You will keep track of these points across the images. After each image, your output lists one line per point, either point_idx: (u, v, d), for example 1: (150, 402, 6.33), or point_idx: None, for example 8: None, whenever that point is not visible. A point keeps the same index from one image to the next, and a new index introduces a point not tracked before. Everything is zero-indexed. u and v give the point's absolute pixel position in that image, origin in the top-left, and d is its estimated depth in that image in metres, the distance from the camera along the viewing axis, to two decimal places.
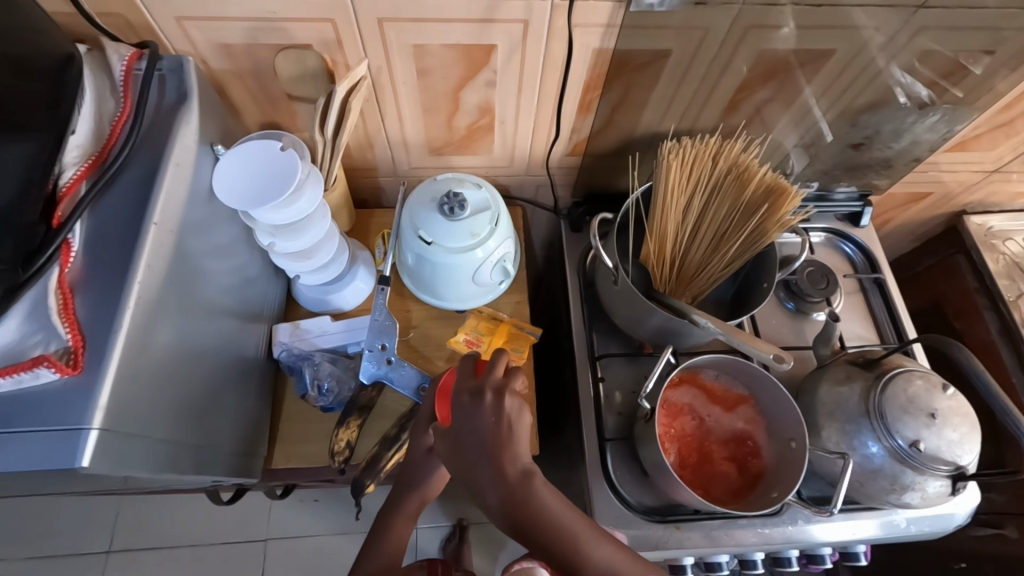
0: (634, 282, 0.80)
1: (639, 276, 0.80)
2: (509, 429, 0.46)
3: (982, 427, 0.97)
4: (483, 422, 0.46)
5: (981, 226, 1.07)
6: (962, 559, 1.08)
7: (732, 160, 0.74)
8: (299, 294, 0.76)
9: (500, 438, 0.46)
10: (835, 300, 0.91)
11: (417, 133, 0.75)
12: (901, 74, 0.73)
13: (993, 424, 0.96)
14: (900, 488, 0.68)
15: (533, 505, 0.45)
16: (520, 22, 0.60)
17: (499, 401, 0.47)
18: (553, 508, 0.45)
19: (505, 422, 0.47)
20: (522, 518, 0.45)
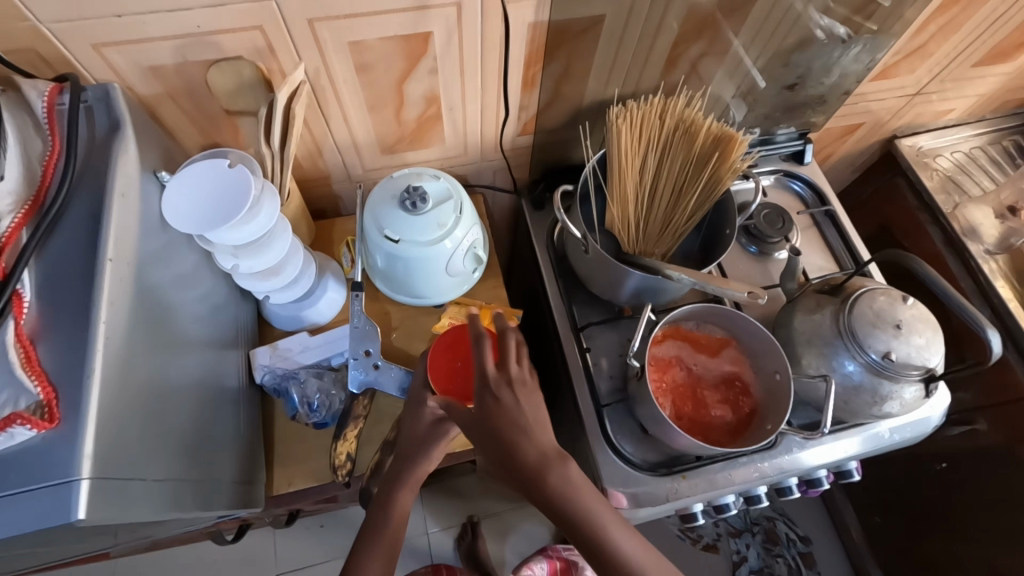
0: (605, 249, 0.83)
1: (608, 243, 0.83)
2: (536, 409, 0.57)
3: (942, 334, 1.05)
4: (521, 407, 0.56)
5: (912, 147, 1.14)
6: (943, 460, 1.18)
7: (678, 116, 0.77)
8: (271, 314, 0.74)
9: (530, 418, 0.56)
10: (792, 237, 0.95)
11: (366, 132, 0.74)
12: (819, 16, 0.77)
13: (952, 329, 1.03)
14: (881, 400, 0.72)
15: (568, 482, 0.54)
16: (452, 6, 0.59)
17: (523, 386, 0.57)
18: (587, 491, 0.55)
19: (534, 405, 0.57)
20: (562, 490, 0.54)
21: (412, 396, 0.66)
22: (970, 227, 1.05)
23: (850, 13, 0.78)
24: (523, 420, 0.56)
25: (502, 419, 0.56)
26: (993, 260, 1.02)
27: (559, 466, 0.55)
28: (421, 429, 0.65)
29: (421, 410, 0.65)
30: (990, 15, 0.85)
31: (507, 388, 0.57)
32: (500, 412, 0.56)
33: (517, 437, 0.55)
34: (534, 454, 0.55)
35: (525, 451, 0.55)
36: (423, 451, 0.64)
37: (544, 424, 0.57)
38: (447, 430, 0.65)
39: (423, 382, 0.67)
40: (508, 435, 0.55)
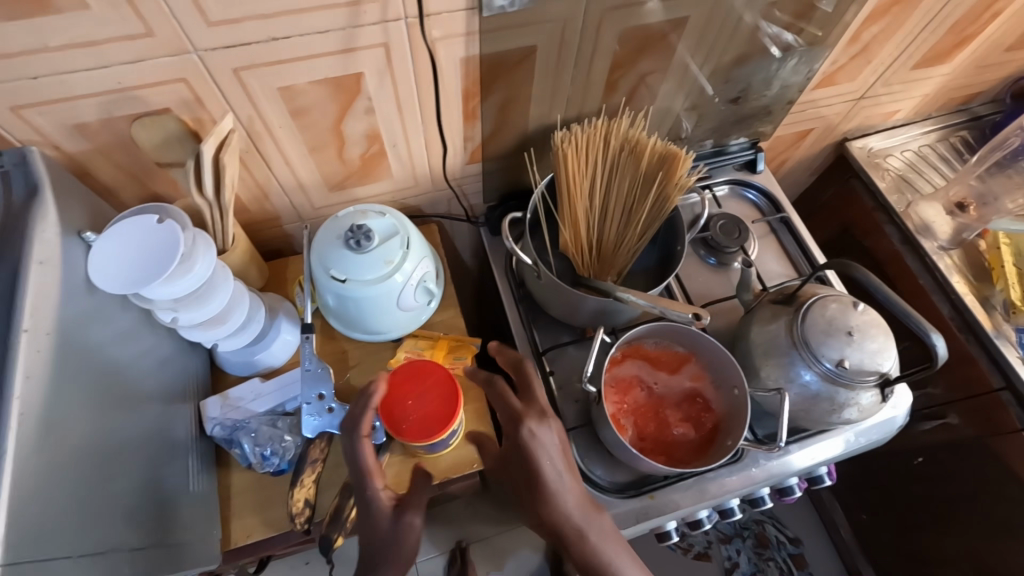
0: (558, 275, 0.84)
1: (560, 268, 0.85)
2: (548, 444, 0.61)
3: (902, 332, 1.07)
4: (540, 439, 0.61)
5: (863, 148, 1.16)
6: (919, 454, 1.18)
7: (623, 137, 0.78)
8: (224, 361, 0.73)
9: (542, 450, 0.60)
10: (750, 247, 0.96)
11: (310, 172, 0.73)
12: (767, 26, 0.77)
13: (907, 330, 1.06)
14: (839, 407, 0.73)
15: (590, 524, 0.60)
16: (381, 46, 0.59)
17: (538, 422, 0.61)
18: (606, 534, 0.61)
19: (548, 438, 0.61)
20: (559, 510, 0.60)
21: (354, 488, 0.58)
22: (923, 225, 1.06)
23: (791, 18, 0.77)
24: (557, 468, 0.60)
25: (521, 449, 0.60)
26: (947, 256, 1.04)
27: (584, 512, 0.61)
28: (377, 538, 0.55)
29: (371, 506, 0.57)
30: (921, 20, 0.87)
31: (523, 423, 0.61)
32: (535, 458, 0.60)
33: (552, 485, 0.60)
34: (567, 497, 0.60)
35: (556, 494, 0.60)
36: (389, 557, 0.54)
37: (557, 455, 0.61)
38: (407, 520, 0.56)
39: (360, 472, 0.58)
40: (541, 482, 0.60)
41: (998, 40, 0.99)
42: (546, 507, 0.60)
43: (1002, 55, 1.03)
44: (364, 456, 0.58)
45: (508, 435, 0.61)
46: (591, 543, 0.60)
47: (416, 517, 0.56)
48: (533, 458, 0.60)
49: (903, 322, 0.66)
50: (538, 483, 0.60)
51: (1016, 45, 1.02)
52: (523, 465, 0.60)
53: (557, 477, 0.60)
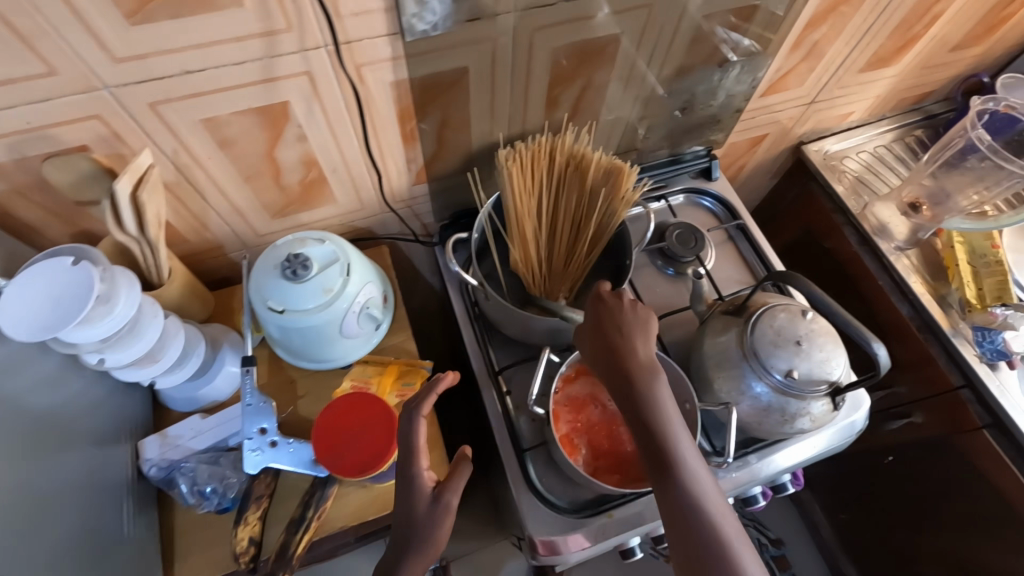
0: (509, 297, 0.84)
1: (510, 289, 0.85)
2: (643, 322, 0.64)
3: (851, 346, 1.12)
4: (631, 317, 0.64)
5: (818, 151, 1.16)
6: (889, 453, 1.18)
7: (567, 152, 0.77)
8: (166, 398, 0.72)
9: (631, 327, 0.64)
10: (707, 255, 0.96)
11: (247, 200, 0.72)
12: (726, 31, 0.77)
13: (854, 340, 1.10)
14: (791, 418, 0.72)
15: (655, 384, 0.60)
16: (303, 74, 0.58)
17: (630, 308, 0.65)
18: (670, 401, 0.60)
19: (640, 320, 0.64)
20: (646, 385, 0.60)
21: (397, 468, 0.56)
22: (880, 226, 1.06)
23: (728, 27, 0.77)
24: (637, 324, 0.64)
25: (609, 323, 0.64)
26: (905, 256, 1.05)
27: (656, 371, 0.61)
28: (414, 518, 0.54)
29: (413, 485, 0.55)
30: (860, 24, 0.88)
31: (615, 304, 0.65)
32: (613, 310, 0.65)
33: (637, 358, 0.61)
34: (642, 353, 0.62)
35: (628, 347, 0.62)
36: (427, 537, 0.54)
37: (648, 338, 0.63)
38: (445, 502, 0.55)
39: (408, 452, 0.56)
40: (614, 335, 0.63)
41: (941, 41, 1.00)
42: (619, 357, 0.62)
43: (947, 55, 1.04)
44: (417, 434, 0.57)
45: (592, 315, 0.66)
46: (654, 403, 0.59)
47: (455, 499, 0.55)
48: (610, 308, 0.65)
49: (839, 327, 0.66)
50: (609, 336, 0.63)
51: (960, 45, 1.03)
52: (601, 315, 0.65)
53: (633, 332, 0.63)
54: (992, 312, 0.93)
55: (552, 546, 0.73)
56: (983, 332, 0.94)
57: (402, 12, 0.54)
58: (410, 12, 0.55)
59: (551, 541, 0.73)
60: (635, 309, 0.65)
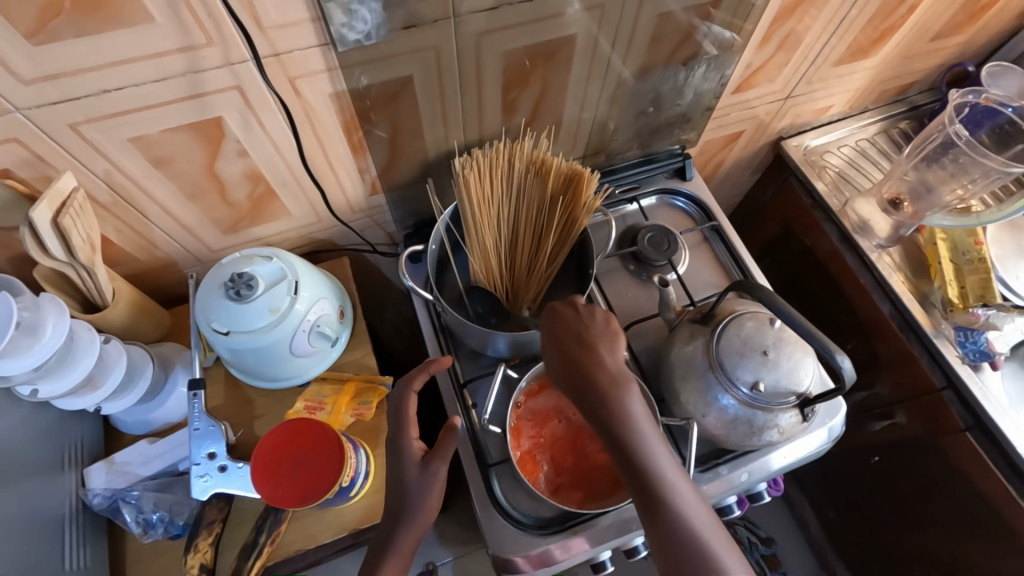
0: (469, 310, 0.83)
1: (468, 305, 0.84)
2: (607, 331, 0.62)
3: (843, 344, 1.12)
4: (594, 327, 0.62)
5: (798, 147, 1.13)
6: (875, 453, 1.16)
7: (527, 158, 0.74)
8: (117, 422, 0.70)
9: (595, 339, 0.62)
10: (680, 259, 0.92)
11: (194, 217, 0.70)
12: (704, 24, 0.74)
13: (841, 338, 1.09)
14: (759, 430, 0.70)
15: (630, 400, 0.57)
16: (233, 88, 0.55)
17: (592, 317, 0.63)
18: (646, 417, 0.57)
19: (604, 329, 0.63)
20: (619, 404, 0.57)
21: (390, 438, 0.64)
22: (861, 224, 1.03)
23: (688, 26, 0.74)
24: (603, 336, 0.62)
25: (573, 337, 0.62)
26: (887, 253, 1.02)
27: (630, 385, 0.58)
28: (408, 483, 0.61)
29: (403, 454, 0.63)
30: (831, 17, 0.84)
31: (575, 316, 0.64)
32: (576, 322, 0.63)
33: (606, 375, 0.58)
34: (612, 366, 0.59)
35: (597, 363, 0.60)
36: (420, 497, 0.61)
37: (614, 348, 0.61)
38: (434, 469, 0.62)
39: (399, 423, 0.64)
40: (581, 349, 0.61)
41: (920, 31, 0.96)
42: (589, 373, 0.59)
43: (928, 44, 1.01)
44: (407, 408, 0.65)
45: (556, 329, 0.63)
46: (630, 420, 0.56)
47: (442, 465, 0.62)
48: (573, 322, 0.63)
49: (793, 330, 0.65)
50: (576, 350, 0.61)
51: (941, 34, 0.99)
52: (563, 329, 0.63)
53: (600, 345, 0.61)
54: (974, 312, 0.90)
55: (543, 558, 0.70)
56: (965, 333, 0.91)
57: (330, 22, 0.52)
58: (339, 21, 0.52)
59: (539, 554, 0.70)
60: (596, 318, 0.63)
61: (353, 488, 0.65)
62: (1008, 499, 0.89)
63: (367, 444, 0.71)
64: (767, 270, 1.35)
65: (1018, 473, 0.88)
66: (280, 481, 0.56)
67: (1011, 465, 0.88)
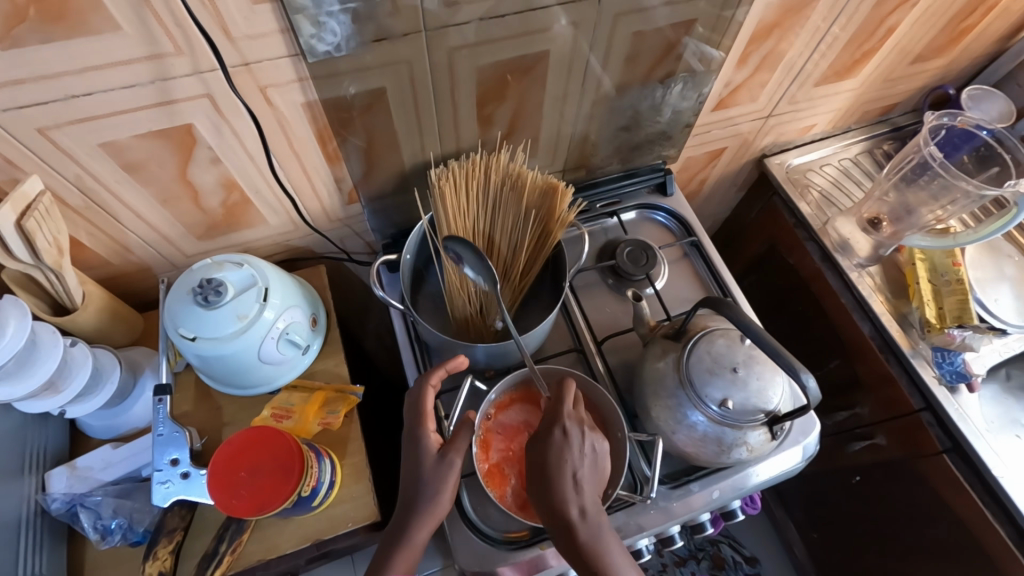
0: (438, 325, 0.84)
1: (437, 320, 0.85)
2: (581, 451, 0.60)
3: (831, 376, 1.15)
4: (568, 448, 0.60)
5: (781, 165, 1.14)
6: (857, 473, 1.15)
7: (503, 171, 0.75)
8: (83, 425, 0.69)
9: (566, 462, 0.59)
10: (658, 274, 0.93)
11: (168, 223, 0.70)
12: (698, 43, 0.76)
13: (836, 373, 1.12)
14: (728, 448, 0.70)
15: (604, 544, 0.58)
16: (204, 97, 0.56)
17: (567, 437, 0.60)
18: (620, 561, 0.58)
19: (579, 448, 0.60)
20: (582, 535, 0.57)
21: (407, 431, 0.65)
22: (842, 242, 1.04)
23: (662, 45, 0.75)
24: (586, 469, 0.60)
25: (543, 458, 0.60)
26: (867, 273, 1.02)
27: (601, 528, 0.58)
28: (423, 473, 0.62)
29: (420, 444, 0.64)
30: (809, 39, 0.85)
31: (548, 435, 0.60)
32: (567, 453, 0.59)
33: (571, 504, 0.58)
34: (589, 507, 0.59)
35: (574, 503, 0.58)
36: (432, 490, 0.61)
37: (584, 473, 0.59)
38: (450, 459, 0.63)
39: (416, 416, 0.66)
40: (564, 489, 0.58)
41: (900, 54, 0.97)
42: (565, 514, 0.58)
43: (909, 67, 1.02)
44: (424, 402, 0.67)
45: (534, 442, 0.61)
46: (591, 552, 0.57)
47: (458, 457, 0.63)
48: (563, 451, 0.59)
49: (759, 347, 0.65)
50: (557, 488, 0.58)
51: (922, 57, 1.00)
52: (547, 455, 0.59)
53: (583, 482, 0.59)
54: (950, 332, 0.91)
55: (534, 564, 0.70)
56: (942, 353, 0.92)
57: (299, 34, 0.53)
58: (309, 33, 0.53)
59: (530, 560, 0.70)
60: (572, 437, 0.60)
61: (317, 499, 0.65)
62: (982, 522, 0.89)
63: (333, 452, 0.70)
64: (752, 286, 1.35)
65: (993, 495, 0.87)
66: (235, 490, 0.56)
67: (987, 488, 0.88)
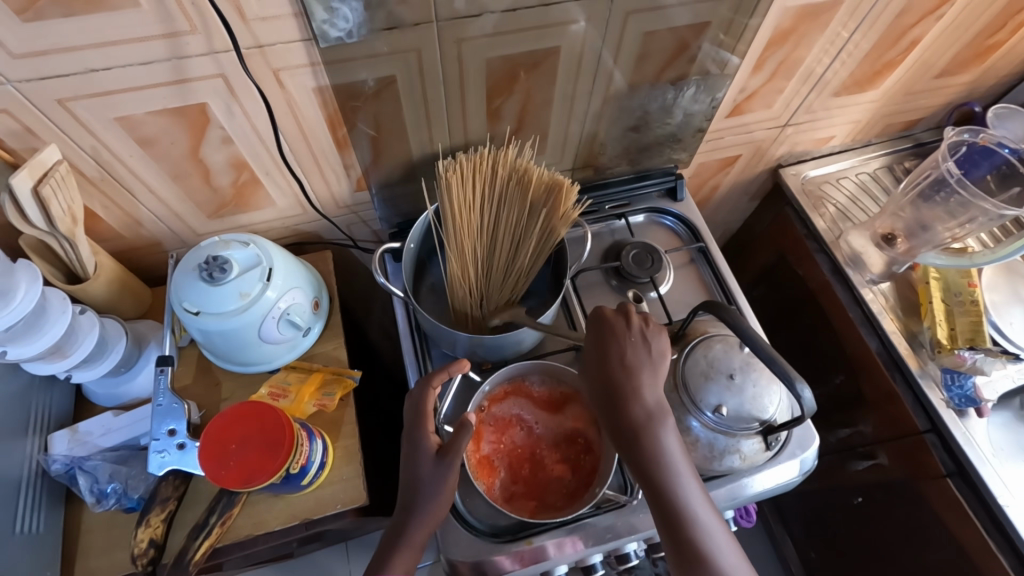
0: (437, 315, 0.85)
1: (437, 310, 0.86)
2: (638, 345, 0.63)
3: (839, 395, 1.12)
4: (624, 340, 0.63)
5: (796, 175, 1.12)
6: (858, 494, 1.12)
7: (511, 166, 0.75)
8: (88, 391, 0.71)
9: (623, 355, 0.63)
10: (662, 278, 0.92)
11: (180, 200, 0.72)
12: (713, 47, 0.76)
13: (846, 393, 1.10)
14: (719, 455, 0.69)
15: (662, 433, 0.60)
16: (217, 76, 0.57)
17: (624, 331, 0.64)
18: (677, 449, 0.60)
19: (636, 343, 0.64)
20: (638, 422, 0.60)
21: (406, 431, 0.65)
22: (853, 256, 1.02)
23: (674, 47, 0.75)
24: (644, 360, 0.63)
25: (602, 351, 0.64)
26: (878, 289, 1.00)
27: (660, 415, 0.61)
28: (421, 475, 0.63)
29: (420, 446, 0.64)
30: (828, 47, 0.84)
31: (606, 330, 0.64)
32: (620, 343, 0.63)
33: (630, 394, 0.61)
34: (646, 396, 0.61)
35: (632, 394, 0.61)
36: (434, 490, 0.62)
37: (641, 366, 0.62)
38: (449, 460, 0.62)
39: (416, 416, 0.66)
40: (621, 376, 0.62)
41: (922, 68, 0.96)
42: (623, 400, 0.61)
43: (931, 82, 1.00)
44: (426, 402, 0.66)
45: (594, 337, 0.66)
46: (648, 438, 0.60)
47: (455, 460, 0.62)
48: (616, 342, 0.63)
49: (754, 353, 0.64)
50: (614, 377, 0.62)
51: (945, 72, 0.98)
52: (606, 347, 0.64)
53: (639, 370, 0.62)
54: (961, 354, 0.89)
55: (535, 555, 0.70)
56: (952, 375, 0.90)
57: (312, 18, 0.54)
58: (321, 18, 0.54)
59: (530, 551, 0.70)
60: (630, 333, 0.64)
61: (306, 477, 0.65)
62: (984, 550, 0.86)
63: (326, 434, 0.71)
64: (761, 298, 1.34)
65: (996, 523, 0.85)
66: (222, 462, 0.57)
67: (990, 514, 0.86)
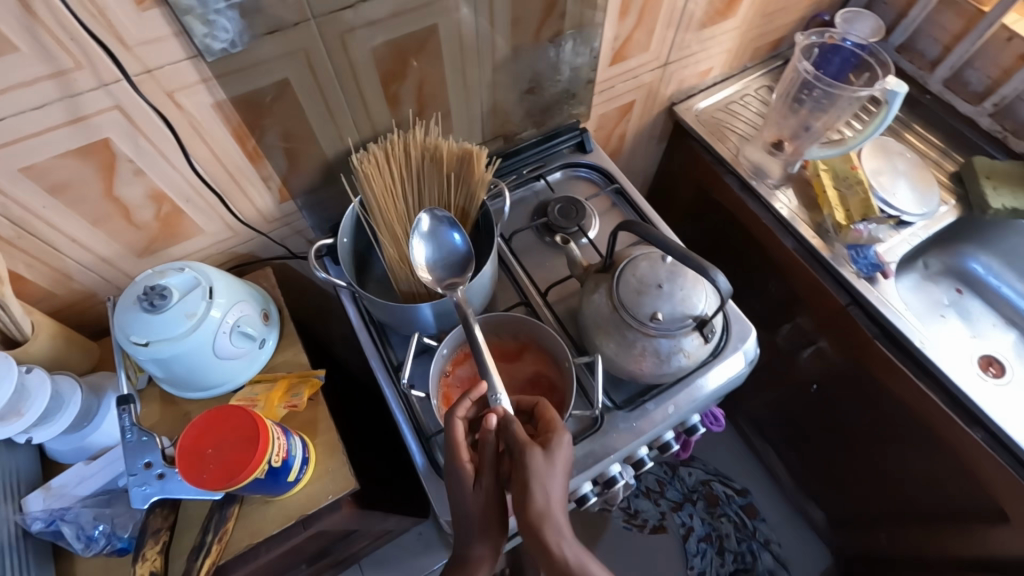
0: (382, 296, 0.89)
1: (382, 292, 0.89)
2: (551, 467, 0.60)
3: (773, 297, 1.23)
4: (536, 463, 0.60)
5: (690, 110, 1.22)
6: (813, 382, 1.22)
7: (422, 146, 0.79)
8: (52, 451, 0.71)
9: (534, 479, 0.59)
10: (590, 224, 0.98)
11: (106, 243, 0.72)
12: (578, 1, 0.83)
13: (780, 294, 1.20)
14: (666, 357, 0.75)
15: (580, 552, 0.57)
16: (114, 108, 0.59)
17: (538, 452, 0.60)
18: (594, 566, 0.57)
19: (550, 464, 0.60)
20: (553, 547, 0.57)
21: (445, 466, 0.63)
22: (755, 168, 1.12)
23: (543, 6, 0.81)
24: (556, 479, 0.60)
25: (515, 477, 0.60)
26: (782, 192, 1.10)
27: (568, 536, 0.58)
28: (467, 504, 0.62)
29: (456, 475, 0.62)
30: None
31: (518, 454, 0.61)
32: (533, 470, 0.59)
33: (545, 516, 0.58)
34: (557, 517, 0.58)
35: (550, 516, 0.58)
36: (479, 518, 0.62)
37: (551, 487, 0.59)
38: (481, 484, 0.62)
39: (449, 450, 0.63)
40: (539, 507, 0.58)
41: None
42: (539, 524, 0.58)
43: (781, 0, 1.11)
44: (455, 433, 0.63)
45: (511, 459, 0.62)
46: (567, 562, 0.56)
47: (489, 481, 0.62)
48: (533, 474, 0.59)
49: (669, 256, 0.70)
50: (530, 500, 0.58)
51: None
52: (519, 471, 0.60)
53: (550, 490, 0.59)
54: (857, 228, 1.00)
55: None
56: (857, 249, 1.02)
57: (192, 34, 0.57)
58: (201, 32, 0.57)
59: None
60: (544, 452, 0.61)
61: (291, 473, 0.67)
62: (919, 395, 0.96)
63: (304, 433, 0.74)
64: (691, 232, 1.43)
65: (923, 367, 0.94)
66: (199, 472, 0.59)
67: (916, 361, 0.95)
